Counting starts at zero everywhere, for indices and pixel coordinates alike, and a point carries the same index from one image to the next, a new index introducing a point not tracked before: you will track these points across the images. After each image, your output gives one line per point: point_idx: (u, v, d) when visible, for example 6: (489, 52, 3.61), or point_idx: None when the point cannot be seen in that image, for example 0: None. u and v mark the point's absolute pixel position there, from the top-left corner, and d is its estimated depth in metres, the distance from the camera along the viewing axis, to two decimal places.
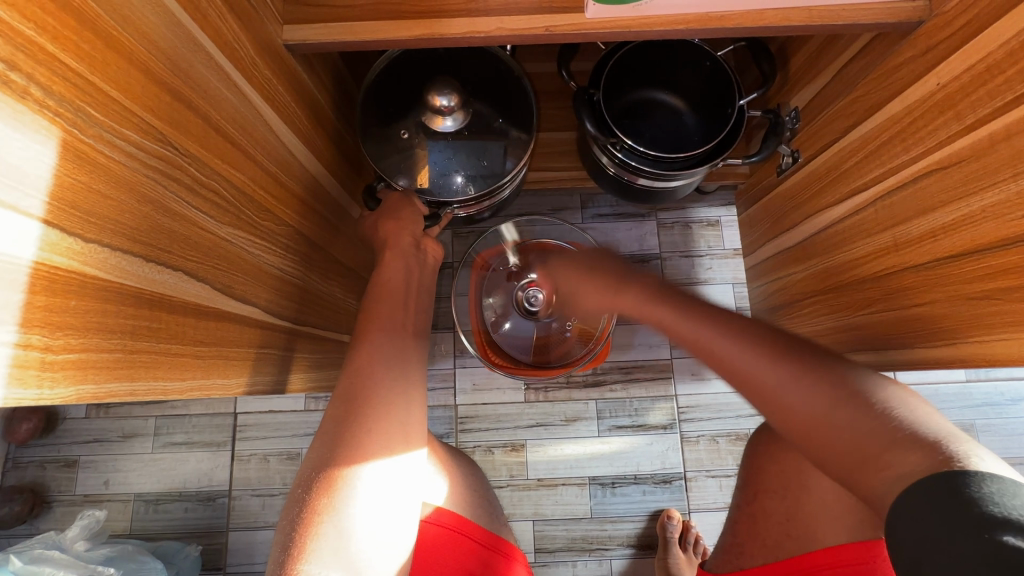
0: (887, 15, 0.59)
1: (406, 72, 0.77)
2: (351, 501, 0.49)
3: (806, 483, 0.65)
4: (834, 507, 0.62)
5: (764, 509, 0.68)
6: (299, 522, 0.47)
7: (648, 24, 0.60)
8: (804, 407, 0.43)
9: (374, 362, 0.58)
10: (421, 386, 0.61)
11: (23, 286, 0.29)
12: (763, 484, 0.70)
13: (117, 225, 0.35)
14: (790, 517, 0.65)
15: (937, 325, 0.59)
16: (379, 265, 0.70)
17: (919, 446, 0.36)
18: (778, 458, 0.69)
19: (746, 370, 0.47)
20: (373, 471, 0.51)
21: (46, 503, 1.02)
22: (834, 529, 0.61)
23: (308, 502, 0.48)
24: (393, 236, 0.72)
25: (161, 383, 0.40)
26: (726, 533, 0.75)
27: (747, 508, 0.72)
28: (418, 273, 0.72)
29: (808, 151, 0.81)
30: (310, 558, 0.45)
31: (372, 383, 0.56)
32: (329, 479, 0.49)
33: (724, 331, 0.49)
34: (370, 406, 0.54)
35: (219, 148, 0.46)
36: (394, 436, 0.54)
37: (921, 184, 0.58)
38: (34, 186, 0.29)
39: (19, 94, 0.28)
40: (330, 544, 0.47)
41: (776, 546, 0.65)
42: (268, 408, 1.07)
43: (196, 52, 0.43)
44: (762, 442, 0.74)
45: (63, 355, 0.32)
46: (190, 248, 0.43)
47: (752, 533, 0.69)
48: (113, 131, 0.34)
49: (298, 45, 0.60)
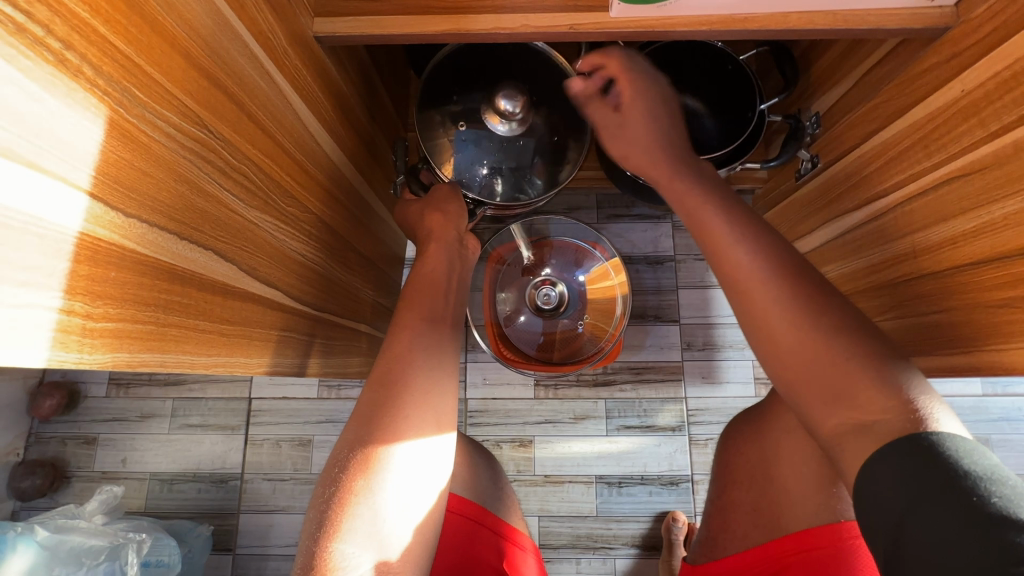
0: (914, 20, 0.58)
1: (452, 67, 0.80)
2: (386, 483, 0.50)
3: (770, 474, 0.65)
4: (795, 495, 0.63)
5: (733, 501, 0.68)
6: (334, 500, 0.49)
7: (671, 25, 0.61)
8: (786, 329, 0.46)
9: (413, 351, 0.58)
10: (453, 376, 0.61)
11: (68, 255, 0.30)
12: (732, 476, 0.70)
13: (155, 202, 0.37)
14: (757, 506, 0.65)
15: (952, 332, 0.58)
16: (422, 256, 0.71)
17: (891, 390, 0.40)
18: (744, 447, 0.70)
19: (766, 278, 0.48)
20: (406, 452, 0.53)
21: (66, 479, 1.05)
22: (797, 515, 0.62)
23: (344, 481, 0.49)
24: (439, 229, 0.74)
25: (189, 357, 0.42)
26: (702, 527, 0.73)
27: (718, 502, 0.71)
28: (460, 266, 0.73)
29: (829, 157, 0.81)
30: (344, 537, 0.47)
31: (409, 369, 0.57)
32: (366, 460, 0.51)
33: (746, 239, 0.50)
34: (407, 390, 0.55)
35: (251, 135, 0.48)
36: (427, 422, 0.55)
37: (943, 190, 0.58)
38: (82, 160, 0.31)
39: (72, 73, 0.30)
40: (364, 525, 0.48)
41: (745, 537, 0.65)
42: (282, 395, 1.09)
43: (232, 40, 0.44)
44: (735, 430, 0.74)
45: (102, 323, 0.33)
46: (219, 228, 0.44)
47: (724, 525, 0.68)
48: (155, 112, 0.36)
49: (328, 37, 0.61)
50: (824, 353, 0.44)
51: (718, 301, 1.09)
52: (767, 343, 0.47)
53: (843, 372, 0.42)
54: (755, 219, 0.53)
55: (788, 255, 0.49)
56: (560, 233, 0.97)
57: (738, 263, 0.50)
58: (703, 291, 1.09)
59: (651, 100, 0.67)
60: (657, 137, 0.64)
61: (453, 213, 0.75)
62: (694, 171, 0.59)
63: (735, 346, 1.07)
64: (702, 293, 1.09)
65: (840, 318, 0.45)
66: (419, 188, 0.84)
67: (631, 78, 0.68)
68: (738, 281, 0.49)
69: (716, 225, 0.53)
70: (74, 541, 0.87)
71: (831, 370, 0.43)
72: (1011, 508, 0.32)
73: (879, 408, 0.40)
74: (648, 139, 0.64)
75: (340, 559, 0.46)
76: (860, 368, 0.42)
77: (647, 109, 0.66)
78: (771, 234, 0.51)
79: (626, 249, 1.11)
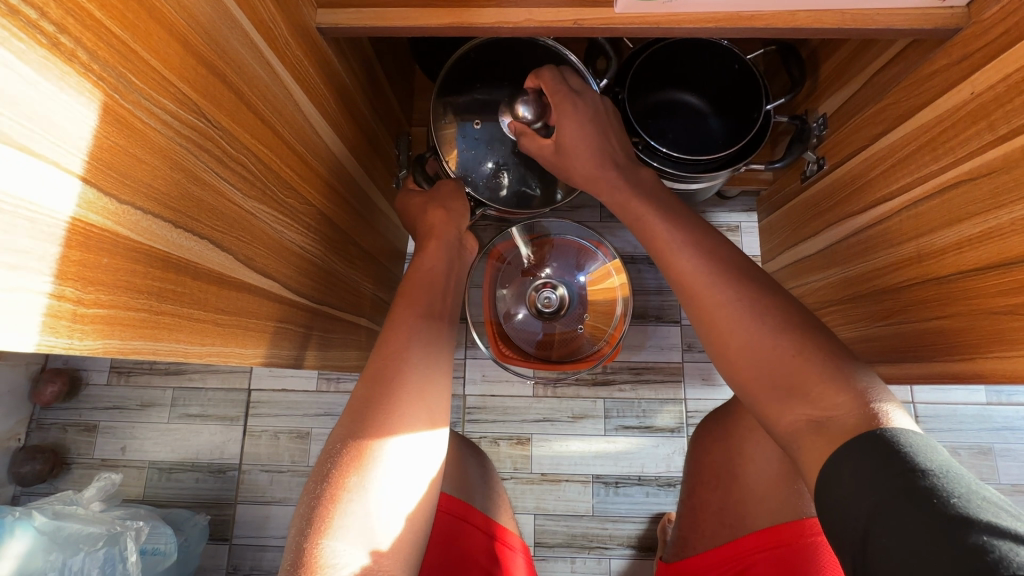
0: (923, 21, 0.57)
1: (472, 63, 0.79)
2: (378, 480, 0.50)
3: (735, 472, 0.65)
4: (763, 492, 0.63)
5: (701, 501, 0.67)
6: (325, 496, 0.48)
7: (677, 22, 0.60)
8: (737, 331, 0.46)
9: (410, 346, 0.59)
10: (448, 375, 0.61)
11: (58, 239, 0.30)
12: (700, 475, 0.69)
13: (149, 189, 0.36)
14: (724, 506, 0.65)
15: (956, 338, 0.57)
16: (421, 253, 0.71)
17: (842, 385, 0.41)
18: (709, 447, 0.69)
19: (721, 284, 0.48)
20: (399, 447, 0.53)
21: (66, 465, 1.06)
22: (761, 513, 0.62)
23: (336, 476, 0.49)
24: (440, 227, 0.73)
25: (182, 346, 0.41)
26: (675, 525, 0.71)
27: (688, 501, 0.69)
28: (458, 263, 0.72)
29: (834, 159, 0.80)
30: (333, 534, 0.47)
31: (404, 366, 0.57)
32: (360, 455, 0.51)
33: (690, 245, 0.51)
34: (400, 387, 0.55)
35: (250, 124, 0.48)
36: (421, 420, 0.55)
37: (949, 195, 0.57)
38: (74, 145, 0.30)
39: (66, 57, 0.29)
40: (355, 521, 0.48)
41: (714, 537, 0.64)
42: (281, 386, 1.09)
43: (232, 29, 0.44)
44: (703, 430, 0.73)
45: (93, 309, 0.33)
46: (216, 218, 0.44)
47: (693, 525, 0.67)
48: (151, 99, 0.36)
49: (331, 29, 0.61)
50: (777, 349, 0.44)
51: None
52: (721, 348, 0.47)
53: (800, 370, 0.43)
54: (701, 225, 0.54)
55: (731, 255, 0.51)
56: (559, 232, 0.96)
57: (683, 268, 0.51)
58: None
59: (588, 112, 0.65)
60: (601, 151, 0.63)
61: (455, 212, 0.75)
62: (633, 177, 0.61)
63: None
64: None
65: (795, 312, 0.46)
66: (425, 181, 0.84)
67: (559, 98, 0.65)
68: (685, 282, 0.50)
69: (661, 232, 0.54)
70: (74, 528, 0.88)
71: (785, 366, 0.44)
72: (968, 507, 0.31)
73: (836, 404, 0.40)
74: (594, 155, 0.63)
75: (330, 555, 0.46)
76: (814, 365, 0.42)
77: (583, 119, 0.64)
78: (717, 240, 0.52)
79: (629, 249, 1.10)
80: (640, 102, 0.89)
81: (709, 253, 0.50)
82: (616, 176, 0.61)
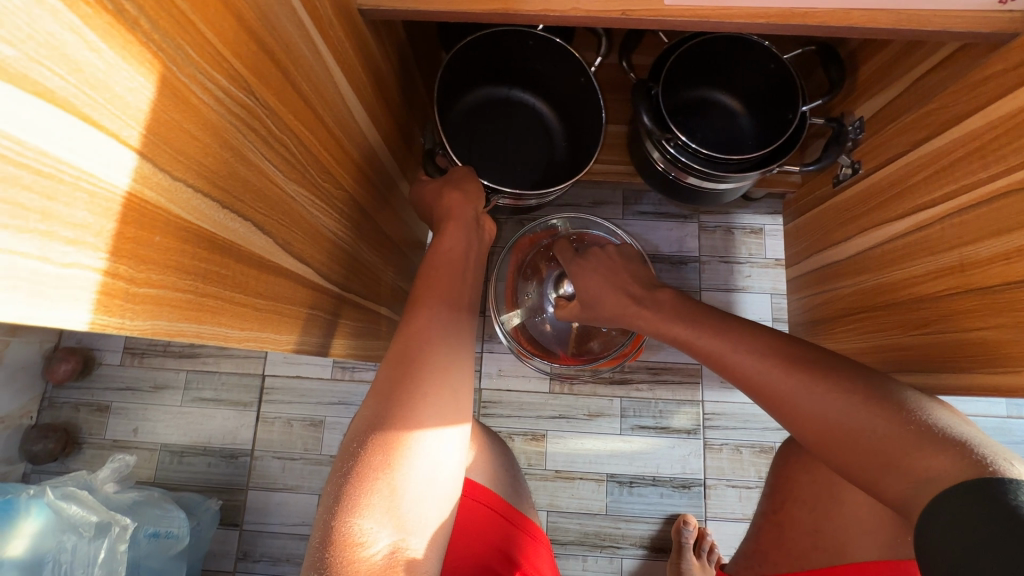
0: (981, 24, 0.56)
1: (480, 52, 0.80)
2: (407, 460, 0.49)
3: (836, 492, 0.66)
4: (867, 522, 0.63)
5: (792, 517, 0.70)
6: (352, 475, 0.48)
7: (727, 15, 0.58)
8: (780, 381, 0.52)
9: (429, 330, 0.57)
10: (469, 355, 0.59)
11: (114, 215, 0.29)
12: (793, 492, 0.71)
13: (199, 165, 0.35)
14: (818, 528, 0.67)
15: (1002, 349, 0.56)
16: (439, 235, 0.69)
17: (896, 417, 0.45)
18: (812, 468, 0.70)
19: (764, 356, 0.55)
20: (429, 435, 0.51)
21: (77, 444, 1.05)
22: (865, 546, 0.63)
23: (363, 457, 0.48)
24: (457, 208, 0.70)
25: (223, 330, 0.40)
26: (749, 538, 0.77)
27: (772, 515, 0.73)
28: (476, 246, 0.70)
29: (870, 163, 0.79)
30: (364, 513, 0.46)
31: (427, 348, 0.55)
32: (386, 435, 0.49)
33: (741, 349, 0.57)
34: (425, 370, 0.54)
35: (295, 106, 0.47)
36: (446, 400, 0.54)
37: (998, 204, 0.56)
38: (133, 116, 0.29)
39: (130, 25, 0.28)
40: (382, 500, 0.47)
41: (804, 557, 0.67)
42: (296, 373, 1.08)
43: (283, 5, 0.42)
44: (792, 454, 0.75)
45: (144, 289, 0.32)
46: (260, 200, 0.43)
47: (778, 541, 0.71)
48: (205, 73, 0.35)
49: (372, 10, 0.59)
50: (863, 420, 0.46)
51: (742, 306, 1.08)
52: (780, 413, 0.53)
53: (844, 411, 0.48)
54: (746, 325, 0.60)
55: (764, 335, 0.58)
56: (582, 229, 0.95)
57: (724, 352, 0.58)
58: (726, 294, 1.08)
59: (599, 265, 0.76)
60: (619, 288, 0.72)
61: (474, 194, 0.72)
62: (655, 302, 0.69)
63: None
64: (725, 297, 1.08)
65: (853, 379, 0.49)
66: (434, 169, 0.83)
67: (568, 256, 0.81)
68: (751, 383, 0.55)
69: (709, 345, 0.60)
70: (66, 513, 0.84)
71: (871, 441, 0.45)
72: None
73: (939, 467, 0.40)
74: (615, 293, 0.72)
75: (362, 534, 0.46)
76: (866, 407, 0.47)
77: (596, 268, 0.76)
78: (752, 326, 0.59)
79: (651, 248, 1.09)
80: (670, 98, 0.87)
81: (768, 353, 0.55)
82: (641, 309, 0.69)
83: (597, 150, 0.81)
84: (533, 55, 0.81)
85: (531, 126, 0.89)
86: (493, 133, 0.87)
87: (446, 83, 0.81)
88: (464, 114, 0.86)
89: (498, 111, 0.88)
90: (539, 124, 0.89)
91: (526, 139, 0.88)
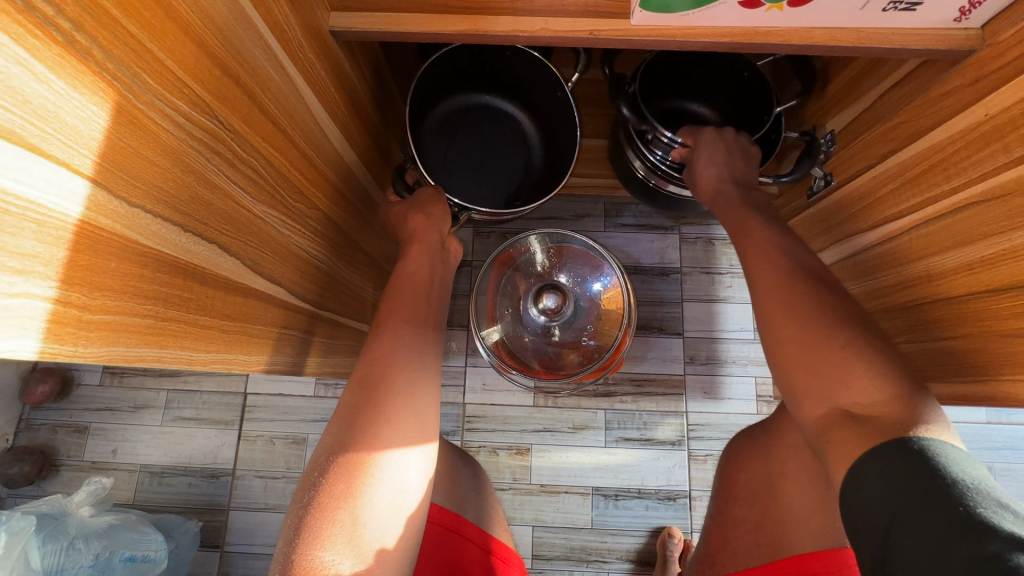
0: (937, 42, 0.57)
1: (458, 63, 0.82)
2: (371, 488, 0.49)
3: (775, 491, 0.67)
4: (802, 513, 0.64)
5: (734, 518, 0.70)
6: (314, 505, 0.47)
7: (693, 35, 0.60)
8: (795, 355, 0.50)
9: (394, 354, 0.57)
10: (434, 379, 0.59)
11: (66, 243, 0.29)
12: (733, 493, 0.71)
13: (159, 192, 0.35)
14: (759, 525, 0.67)
15: (970, 359, 0.58)
16: (404, 258, 0.69)
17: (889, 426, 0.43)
18: (750, 466, 0.71)
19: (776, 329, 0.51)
20: (393, 462, 0.51)
21: (54, 467, 1.04)
22: (800, 537, 0.64)
23: (324, 486, 0.48)
24: (421, 231, 0.70)
25: (188, 354, 0.40)
26: (701, 541, 0.75)
27: (717, 517, 0.72)
28: (441, 268, 0.71)
29: (841, 176, 0.80)
30: (327, 545, 0.46)
31: (391, 371, 0.55)
32: (349, 466, 0.49)
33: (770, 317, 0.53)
34: (388, 395, 0.54)
35: (261, 127, 0.47)
36: (409, 425, 0.53)
37: (960, 215, 0.57)
38: (86, 145, 0.29)
39: (82, 55, 0.28)
40: (344, 531, 0.47)
41: (746, 556, 0.67)
42: (278, 391, 1.07)
43: (247, 29, 0.43)
44: (735, 455, 0.74)
45: (99, 315, 0.32)
46: (226, 222, 0.43)
47: (724, 543, 0.70)
48: (164, 99, 0.35)
49: (343, 32, 0.60)
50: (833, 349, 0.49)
51: (723, 316, 1.08)
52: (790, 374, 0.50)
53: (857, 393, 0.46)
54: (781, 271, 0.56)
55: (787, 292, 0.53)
56: (575, 252, 0.94)
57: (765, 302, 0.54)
58: (708, 305, 1.08)
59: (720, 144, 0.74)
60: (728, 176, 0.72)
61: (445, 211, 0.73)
62: (751, 201, 0.68)
63: (738, 362, 1.06)
64: (706, 308, 1.08)
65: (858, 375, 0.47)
66: (403, 189, 0.78)
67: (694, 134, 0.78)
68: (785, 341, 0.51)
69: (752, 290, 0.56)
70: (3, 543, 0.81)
71: (821, 358, 0.48)
72: (990, 516, 0.32)
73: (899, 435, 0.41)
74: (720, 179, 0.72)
75: (324, 566, 0.45)
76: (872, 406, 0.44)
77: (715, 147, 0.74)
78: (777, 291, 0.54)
79: (632, 260, 1.10)
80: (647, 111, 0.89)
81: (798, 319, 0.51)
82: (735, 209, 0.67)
83: (571, 165, 0.82)
84: (511, 65, 0.82)
85: (508, 138, 0.89)
86: (469, 145, 0.88)
87: (422, 95, 0.82)
88: (438, 131, 0.87)
89: (475, 120, 0.88)
90: (517, 138, 0.90)
91: (503, 155, 0.89)
